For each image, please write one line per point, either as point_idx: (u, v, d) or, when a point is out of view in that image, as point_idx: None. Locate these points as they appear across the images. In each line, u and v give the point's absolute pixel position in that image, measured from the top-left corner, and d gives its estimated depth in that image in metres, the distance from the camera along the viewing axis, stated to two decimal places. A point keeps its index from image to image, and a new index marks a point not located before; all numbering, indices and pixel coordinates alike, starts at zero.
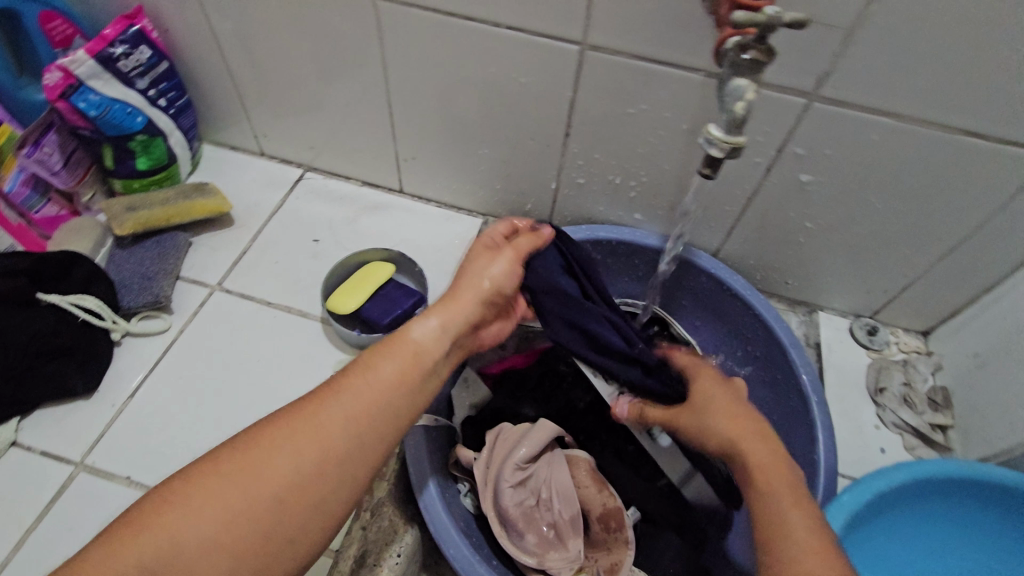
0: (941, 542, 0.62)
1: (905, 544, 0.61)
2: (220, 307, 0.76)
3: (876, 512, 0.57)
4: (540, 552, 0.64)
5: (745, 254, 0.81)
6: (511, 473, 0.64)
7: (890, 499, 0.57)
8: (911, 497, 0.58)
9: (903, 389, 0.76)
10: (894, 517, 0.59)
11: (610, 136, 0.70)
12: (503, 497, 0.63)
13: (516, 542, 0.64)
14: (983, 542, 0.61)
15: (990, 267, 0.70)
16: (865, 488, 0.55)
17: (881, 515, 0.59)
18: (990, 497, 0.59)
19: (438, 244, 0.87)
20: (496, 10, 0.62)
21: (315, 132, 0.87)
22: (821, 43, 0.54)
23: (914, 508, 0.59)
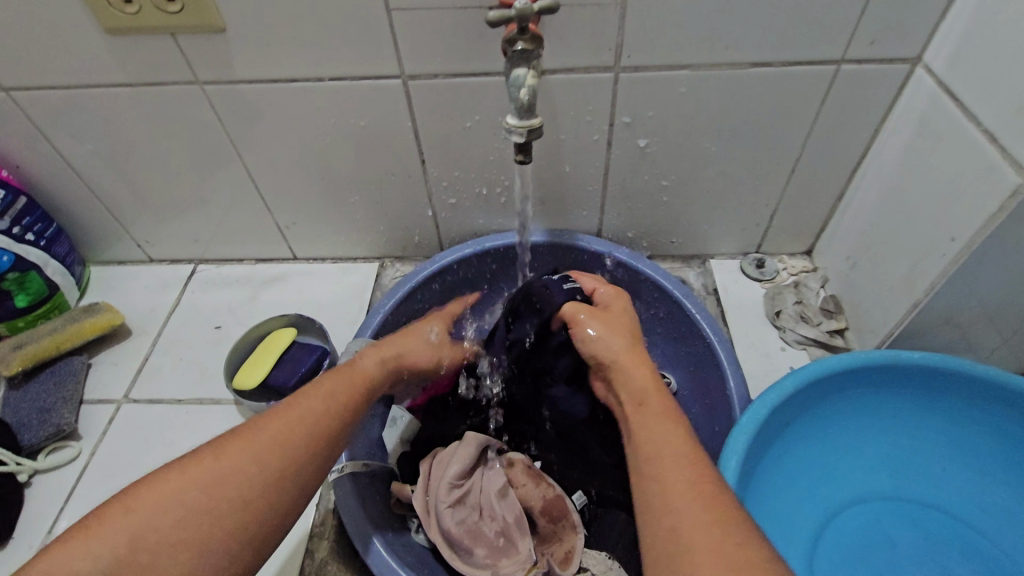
0: (853, 435, 0.64)
1: (819, 447, 0.63)
2: (130, 420, 0.75)
3: (780, 423, 0.60)
4: (493, 561, 0.62)
5: (623, 226, 0.85)
6: (447, 492, 0.64)
7: (789, 408, 0.60)
8: (806, 399, 0.60)
9: (796, 307, 0.81)
10: (799, 425, 0.61)
11: (459, 152, 0.75)
12: (444, 519, 0.62)
13: (468, 559, 0.62)
14: (891, 423, 0.64)
15: (830, 176, 0.76)
16: (759, 407, 0.57)
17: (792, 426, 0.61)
18: (879, 382, 0.61)
19: (341, 299, 0.89)
20: (317, 65, 0.66)
21: (197, 227, 0.89)
22: (601, 22, 0.60)
23: (820, 414, 0.62)
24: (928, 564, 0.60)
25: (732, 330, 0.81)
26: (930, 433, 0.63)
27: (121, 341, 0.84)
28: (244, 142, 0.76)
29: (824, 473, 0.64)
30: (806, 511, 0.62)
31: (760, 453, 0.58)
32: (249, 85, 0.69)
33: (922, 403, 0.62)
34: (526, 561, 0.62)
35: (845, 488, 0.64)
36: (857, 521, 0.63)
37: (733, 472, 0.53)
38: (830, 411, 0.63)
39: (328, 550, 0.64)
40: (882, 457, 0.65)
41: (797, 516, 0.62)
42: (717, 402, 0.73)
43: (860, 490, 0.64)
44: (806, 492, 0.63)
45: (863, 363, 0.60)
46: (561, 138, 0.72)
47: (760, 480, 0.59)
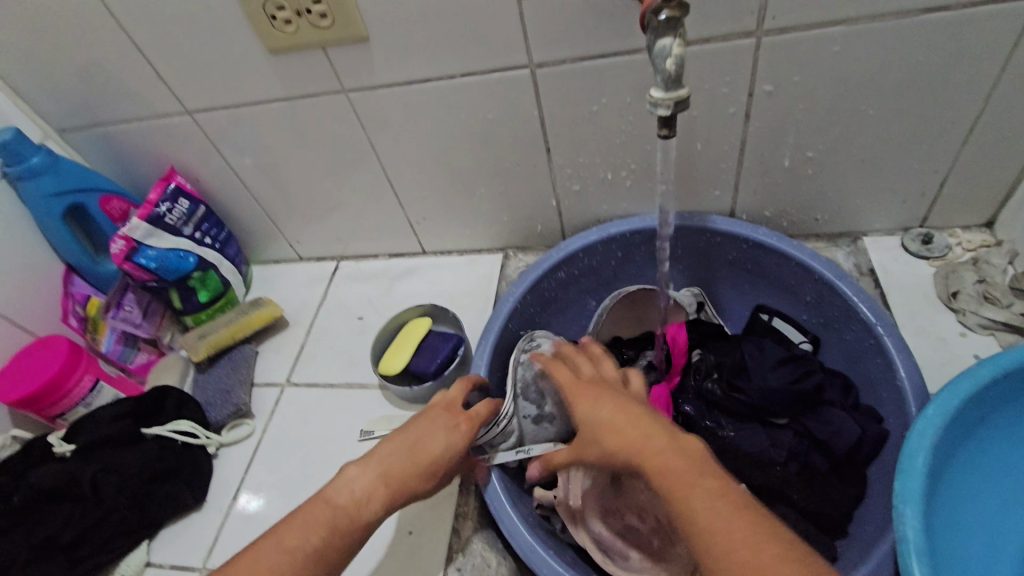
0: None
1: (1021, 448, 0.54)
2: (293, 401, 0.84)
3: (977, 416, 0.52)
4: (649, 564, 0.61)
5: (760, 204, 0.79)
6: (592, 497, 0.65)
7: (989, 399, 0.52)
8: (1007, 391, 0.52)
9: (978, 286, 0.70)
10: (997, 421, 0.53)
11: (585, 137, 0.74)
12: (591, 524, 0.64)
13: (624, 564, 0.62)
14: None
15: (1023, 133, 0.65)
16: (949, 396, 0.50)
17: (992, 422, 0.53)
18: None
19: (468, 289, 0.92)
20: (448, 63, 0.69)
21: (339, 226, 0.96)
22: None
23: None
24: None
25: (896, 315, 0.72)
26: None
27: (280, 332, 0.93)
28: (380, 143, 0.81)
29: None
30: (1006, 522, 0.54)
31: (950, 451, 0.51)
32: (387, 89, 0.73)
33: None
34: (686, 565, 0.59)
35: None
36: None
37: (920, 468, 0.47)
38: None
39: (474, 528, 0.66)
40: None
41: (994, 526, 0.54)
42: (883, 393, 0.65)
43: None
44: (1006, 499, 0.54)
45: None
46: (695, 115, 0.69)
47: (951, 481, 0.51)
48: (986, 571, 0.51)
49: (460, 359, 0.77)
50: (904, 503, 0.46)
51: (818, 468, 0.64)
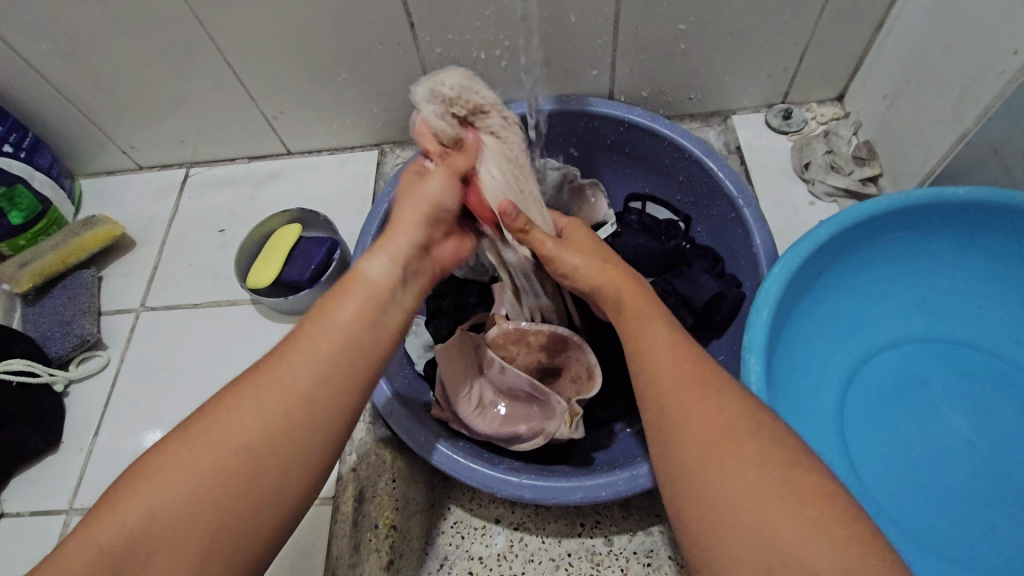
0: (886, 281, 0.62)
1: (851, 295, 0.62)
2: (152, 325, 0.75)
3: (816, 271, 0.58)
4: (540, 426, 0.64)
5: (638, 83, 0.78)
6: (466, 404, 0.65)
7: (826, 255, 0.57)
8: (841, 247, 0.58)
9: (827, 157, 0.75)
10: (832, 273, 0.59)
11: (451, 9, 0.67)
12: (478, 425, 0.64)
13: (520, 442, 0.64)
14: (931, 263, 0.61)
15: (872, 3, 0.68)
16: (791, 253, 0.55)
17: (827, 274, 0.59)
18: (916, 224, 0.58)
19: (342, 191, 0.85)
20: None
21: (183, 125, 0.83)
22: None
23: (860, 253, 0.60)
24: (961, 397, 0.60)
25: (757, 189, 0.76)
26: (968, 272, 0.61)
27: (127, 253, 0.81)
28: (211, 19, 0.68)
29: (854, 321, 0.62)
30: (834, 357, 0.62)
31: (791, 304, 0.57)
32: None
33: (963, 241, 0.59)
34: (563, 414, 0.63)
35: (875, 333, 0.63)
36: (888, 363, 0.62)
37: (764, 319, 0.52)
38: (864, 259, 0.60)
39: (365, 430, 0.65)
40: (919, 301, 0.63)
41: (823, 362, 0.61)
42: (740, 261, 0.71)
43: (894, 333, 0.63)
44: (835, 340, 0.62)
45: (902, 204, 0.56)
46: None
47: (790, 328, 0.58)
48: (813, 400, 0.60)
49: (337, 264, 0.72)
50: (750, 350, 0.51)
51: (684, 323, 0.69)
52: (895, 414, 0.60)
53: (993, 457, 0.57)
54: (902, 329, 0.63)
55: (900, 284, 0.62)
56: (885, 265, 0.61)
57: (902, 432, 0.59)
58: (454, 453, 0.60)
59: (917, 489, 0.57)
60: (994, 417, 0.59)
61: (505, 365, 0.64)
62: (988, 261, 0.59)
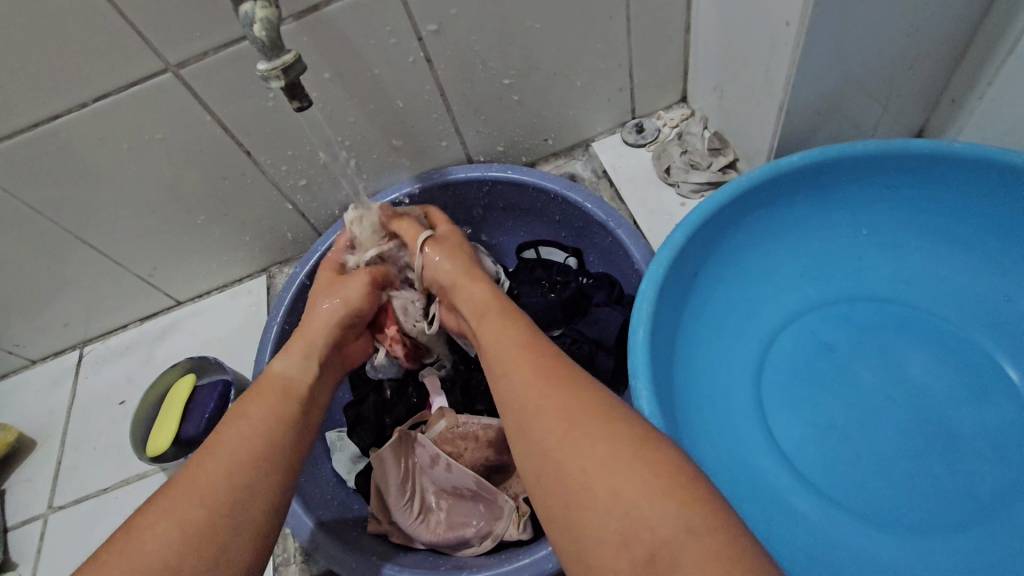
0: (766, 259, 0.62)
1: (736, 281, 0.61)
2: (61, 526, 0.70)
3: (688, 272, 0.57)
4: (488, 528, 0.59)
5: (491, 141, 0.80)
6: (406, 512, 0.60)
7: (693, 253, 0.57)
8: (705, 240, 0.58)
9: (684, 157, 0.77)
10: (707, 269, 0.59)
11: (280, 128, 0.68)
12: (419, 533, 0.60)
13: (467, 548, 0.59)
14: (799, 232, 0.61)
15: (669, 13, 0.71)
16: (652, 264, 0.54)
17: (702, 271, 0.59)
18: (770, 199, 0.59)
19: (238, 326, 0.83)
20: (72, 89, 0.58)
21: (62, 308, 0.81)
22: None
23: (728, 242, 0.59)
24: (870, 353, 0.59)
25: (630, 204, 0.77)
26: (836, 228, 0.61)
27: (28, 457, 0.77)
28: (49, 204, 0.68)
29: (748, 307, 0.62)
30: (739, 349, 0.61)
31: (672, 313, 0.56)
32: (13, 140, 0.60)
33: (819, 202, 0.60)
34: (512, 512, 0.59)
35: (772, 312, 0.62)
36: (794, 339, 0.61)
37: (642, 339, 0.51)
38: (733, 246, 0.60)
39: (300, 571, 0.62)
40: (803, 269, 0.62)
41: (729, 357, 0.60)
42: (632, 282, 0.71)
43: (790, 308, 0.62)
44: (734, 332, 0.61)
45: (746, 186, 0.57)
46: (377, 72, 0.66)
47: (680, 335, 0.57)
48: (729, 399, 0.58)
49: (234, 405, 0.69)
50: (636, 376, 0.50)
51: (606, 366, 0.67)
52: (814, 389, 0.59)
53: (915, 405, 0.56)
54: (796, 301, 0.62)
55: (780, 259, 0.62)
56: (757, 246, 0.61)
57: (825, 405, 0.58)
58: (387, 568, 0.55)
59: (853, 462, 0.55)
60: (905, 364, 0.58)
61: (450, 462, 0.61)
62: (848, 214, 0.60)
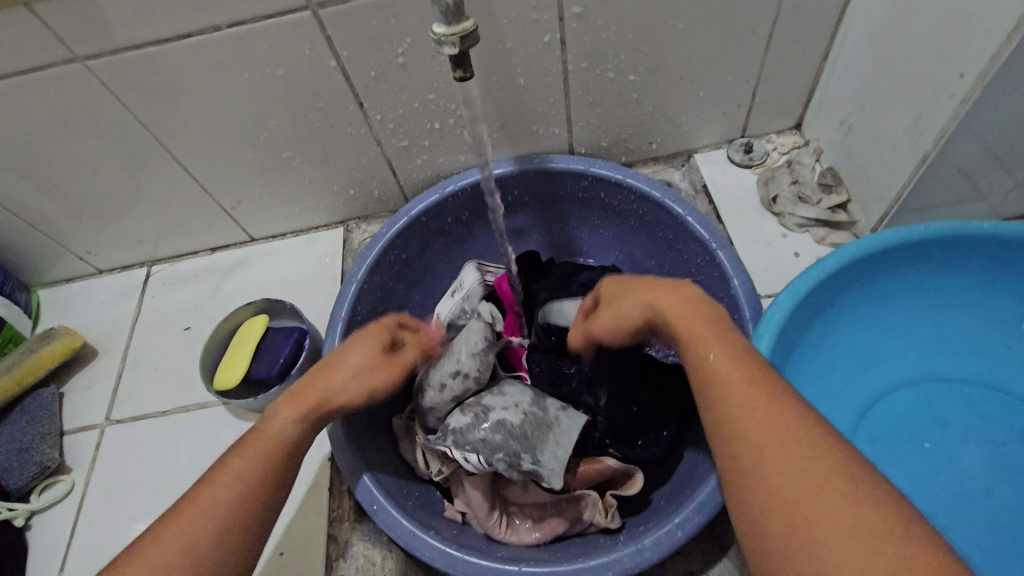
0: (913, 314, 0.59)
1: (865, 330, 0.59)
2: (119, 439, 0.72)
3: (823, 305, 0.56)
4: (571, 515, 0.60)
5: (597, 135, 0.78)
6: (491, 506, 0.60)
7: (834, 288, 0.55)
8: (847, 282, 0.56)
9: (793, 188, 0.74)
10: (843, 308, 0.57)
11: (399, 87, 0.66)
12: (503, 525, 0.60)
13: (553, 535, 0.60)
14: (951, 301, 0.58)
15: (813, 36, 0.68)
16: (789, 294, 0.53)
17: (836, 310, 0.57)
18: (942, 255, 0.56)
19: (309, 274, 0.82)
20: (209, 11, 0.56)
21: (141, 224, 0.81)
22: None
23: (873, 288, 0.57)
24: (983, 442, 0.57)
25: (728, 226, 0.75)
26: (996, 309, 0.58)
27: (89, 364, 0.78)
28: (156, 122, 0.67)
29: (871, 357, 0.60)
30: (846, 396, 0.59)
31: (793, 342, 0.54)
32: (139, 52, 0.59)
33: (986, 277, 0.56)
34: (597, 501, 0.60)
35: (891, 370, 0.60)
36: (905, 402, 0.59)
37: None
38: (882, 293, 0.57)
39: (352, 530, 0.62)
40: (941, 338, 0.60)
41: (834, 400, 0.59)
42: (721, 304, 0.68)
43: (914, 372, 0.60)
44: (846, 375, 0.59)
45: (924, 235, 0.54)
46: (509, 47, 0.64)
47: (793, 369, 0.55)
48: None
49: (306, 356, 0.69)
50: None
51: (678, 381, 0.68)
52: (909, 455, 0.58)
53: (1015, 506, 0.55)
54: (922, 367, 0.60)
55: (919, 320, 0.59)
56: (902, 301, 0.58)
57: (914, 471, 0.57)
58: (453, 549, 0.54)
59: None
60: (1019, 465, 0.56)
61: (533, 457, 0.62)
62: (1013, 298, 0.57)
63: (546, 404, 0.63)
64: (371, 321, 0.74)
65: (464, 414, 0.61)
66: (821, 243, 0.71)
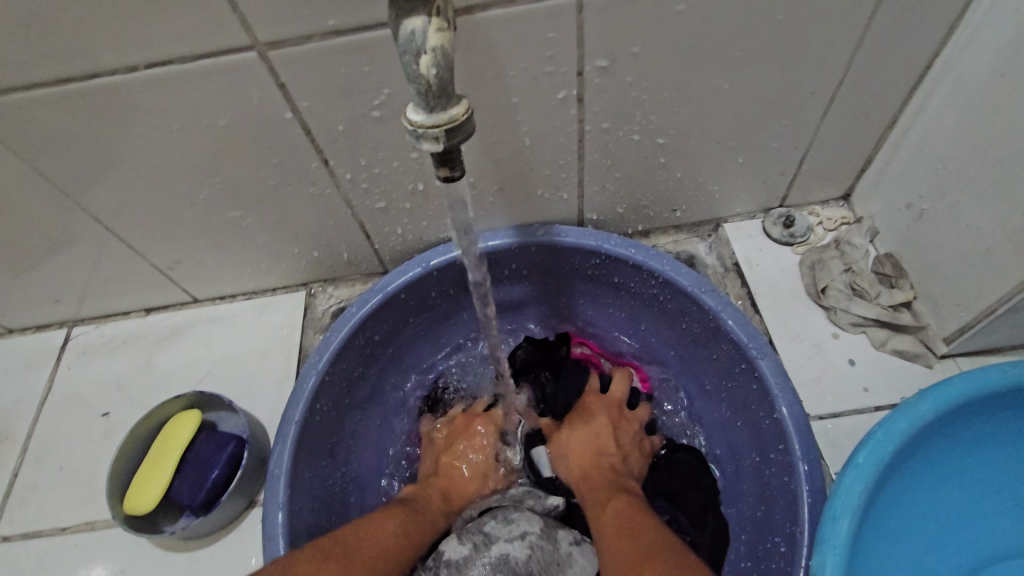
0: (1014, 468, 0.46)
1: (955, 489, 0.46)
2: (5, 563, 0.57)
3: (908, 464, 0.43)
4: None
5: (613, 201, 0.65)
6: None
7: (922, 442, 0.42)
8: (939, 433, 0.43)
9: (846, 277, 0.62)
10: (931, 463, 0.44)
11: (374, 145, 0.53)
12: None
13: None
14: None
15: (883, 102, 0.56)
16: (870, 453, 0.40)
17: (923, 468, 0.44)
18: None
19: (259, 350, 0.68)
20: (121, 47, 0.43)
21: (54, 283, 0.66)
22: None
23: (968, 438, 0.44)
24: None
25: (766, 319, 0.63)
26: None
27: None
28: (63, 173, 0.53)
29: (961, 522, 0.47)
30: None
31: (871, 517, 0.41)
32: (29, 93, 0.45)
33: None
34: None
35: (988, 538, 0.47)
36: None
37: (835, 571, 0.37)
38: (978, 443, 0.45)
39: None
40: None
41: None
42: (761, 427, 0.56)
43: (1013, 541, 0.47)
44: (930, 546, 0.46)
45: None
46: (514, 102, 0.51)
47: (872, 548, 0.42)
48: None
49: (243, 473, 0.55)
50: None
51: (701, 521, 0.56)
52: None
53: None
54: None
55: (1022, 475, 0.47)
56: (1002, 452, 0.46)
57: None
58: None
59: None
60: None
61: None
62: None
63: (559, 535, 0.55)
64: (331, 421, 0.61)
65: (462, 542, 0.54)
66: (881, 350, 0.59)
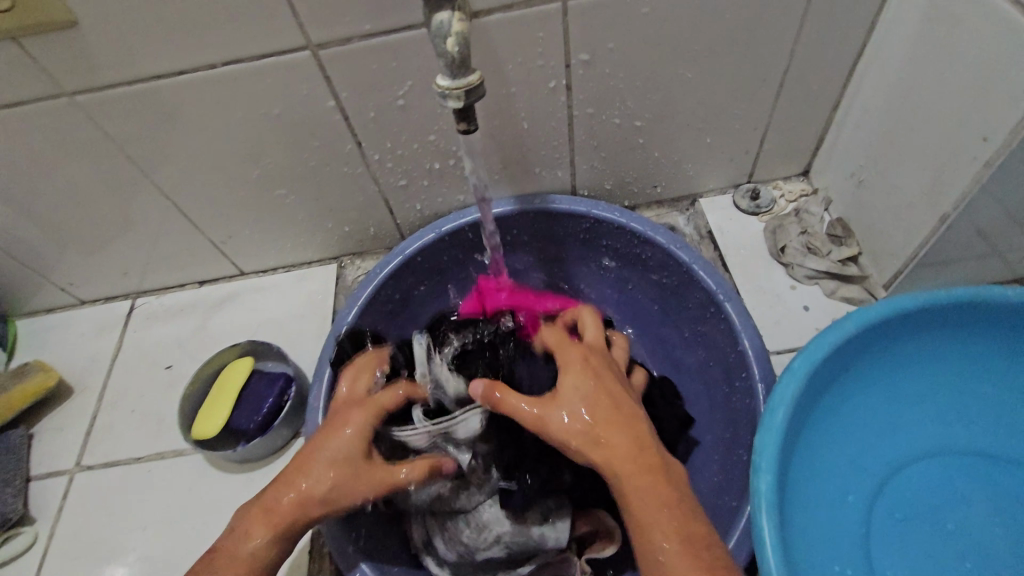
0: (932, 380, 0.56)
1: (882, 397, 0.56)
2: (89, 487, 0.68)
3: (838, 372, 0.52)
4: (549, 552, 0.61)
5: (601, 178, 0.75)
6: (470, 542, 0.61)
7: (849, 354, 0.52)
8: (864, 347, 0.53)
9: (802, 238, 0.73)
10: (859, 375, 0.54)
11: (399, 129, 0.64)
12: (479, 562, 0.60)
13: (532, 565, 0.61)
14: (970, 368, 0.56)
15: (825, 87, 0.67)
16: (804, 359, 0.50)
17: (852, 376, 0.54)
18: (962, 320, 0.53)
19: (298, 312, 0.79)
20: (204, 50, 0.54)
21: (125, 257, 0.78)
22: None
23: (889, 352, 0.54)
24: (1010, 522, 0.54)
25: (735, 276, 0.73)
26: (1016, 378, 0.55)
27: (62, 404, 0.74)
28: (144, 157, 0.65)
29: (889, 426, 0.56)
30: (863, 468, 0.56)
31: (806, 414, 0.51)
32: (128, 89, 0.57)
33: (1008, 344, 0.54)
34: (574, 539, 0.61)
35: (910, 440, 0.57)
36: (925, 476, 0.56)
37: (773, 446, 0.47)
38: (899, 358, 0.55)
39: None
40: (963, 406, 0.57)
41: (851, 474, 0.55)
42: (728, 358, 0.65)
43: (933, 442, 0.57)
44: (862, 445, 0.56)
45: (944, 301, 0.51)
46: (513, 92, 0.62)
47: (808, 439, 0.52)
48: (841, 517, 0.54)
49: (290, 404, 0.66)
50: (757, 474, 0.46)
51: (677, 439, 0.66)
52: (931, 534, 0.55)
53: None
54: (942, 437, 0.57)
55: (938, 386, 0.56)
56: (920, 367, 0.55)
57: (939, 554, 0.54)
58: None
59: None
60: None
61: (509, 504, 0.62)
62: None
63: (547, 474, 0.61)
64: None
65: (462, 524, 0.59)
66: (832, 297, 0.69)
